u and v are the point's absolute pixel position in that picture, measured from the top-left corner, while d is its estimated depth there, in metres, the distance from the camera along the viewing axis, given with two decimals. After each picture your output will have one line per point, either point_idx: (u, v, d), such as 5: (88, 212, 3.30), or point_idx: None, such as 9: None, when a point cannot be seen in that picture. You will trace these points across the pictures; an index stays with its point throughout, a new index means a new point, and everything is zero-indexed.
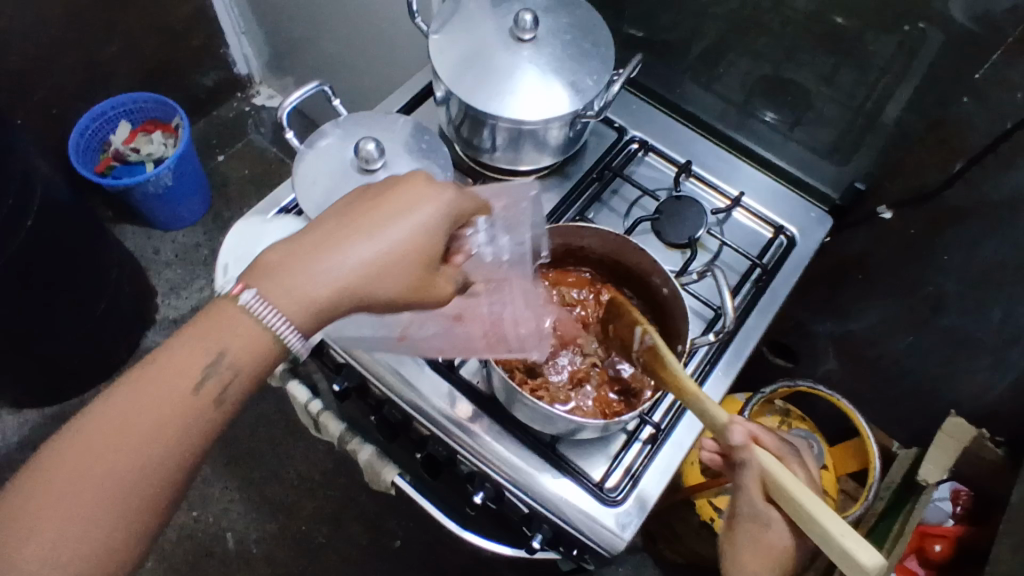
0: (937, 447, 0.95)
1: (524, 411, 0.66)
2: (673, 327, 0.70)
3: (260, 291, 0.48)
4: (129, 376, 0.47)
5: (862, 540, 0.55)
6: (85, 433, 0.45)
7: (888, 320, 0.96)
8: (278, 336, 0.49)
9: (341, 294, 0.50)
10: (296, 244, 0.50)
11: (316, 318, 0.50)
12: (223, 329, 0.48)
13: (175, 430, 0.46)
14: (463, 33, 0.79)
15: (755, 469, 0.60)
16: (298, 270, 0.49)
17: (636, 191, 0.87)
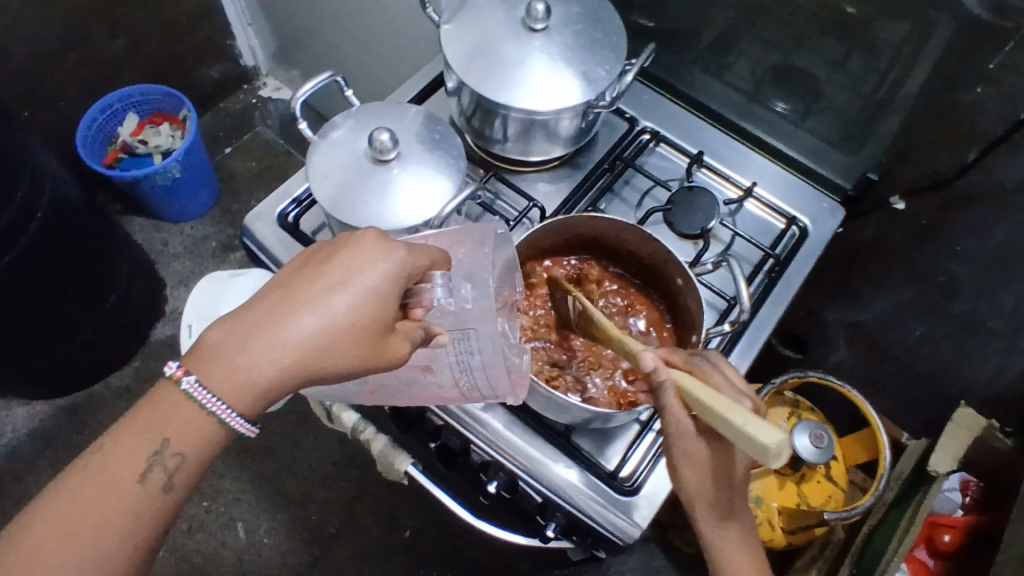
0: (949, 437, 0.95)
1: (540, 401, 0.66)
2: (688, 318, 0.70)
3: (199, 377, 0.47)
4: (80, 462, 0.47)
5: (762, 422, 0.53)
6: (31, 523, 0.45)
7: (900, 310, 0.96)
8: (221, 420, 0.48)
9: (278, 375, 0.48)
10: (234, 323, 0.48)
11: (262, 394, 0.49)
12: (166, 416, 0.48)
13: (121, 519, 0.47)
14: (474, 23, 0.79)
15: (671, 390, 0.60)
16: (238, 352, 0.48)
17: (647, 182, 0.87)
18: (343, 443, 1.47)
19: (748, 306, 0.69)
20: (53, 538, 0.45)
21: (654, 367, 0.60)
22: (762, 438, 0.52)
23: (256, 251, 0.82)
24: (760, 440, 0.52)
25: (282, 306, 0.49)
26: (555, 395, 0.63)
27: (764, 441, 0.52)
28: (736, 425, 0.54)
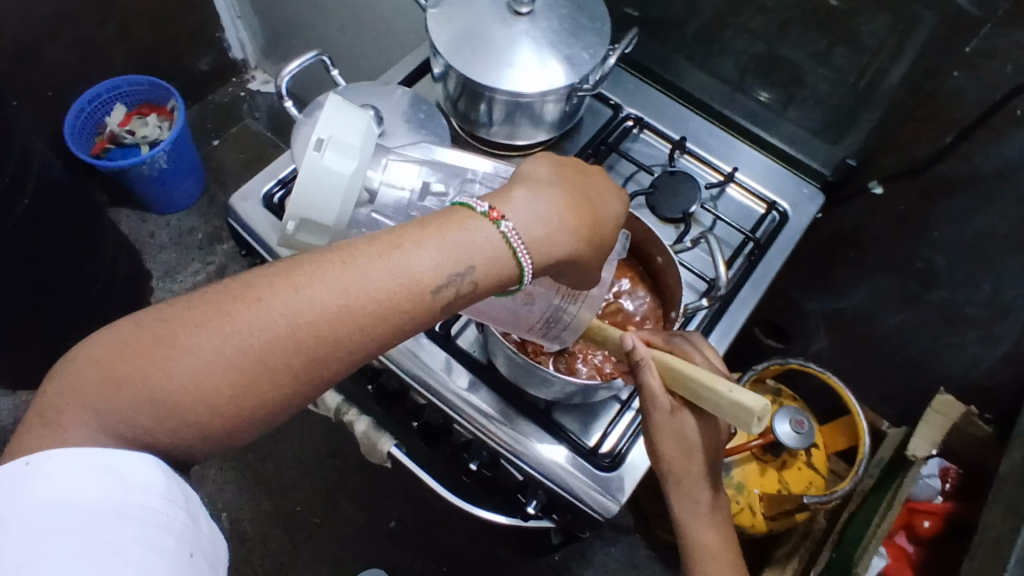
0: (926, 423, 0.97)
1: (522, 376, 0.68)
2: (668, 295, 0.71)
3: (516, 224, 0.50)
4: (374, 242, 0.48)
5: (744, 388, 0.52)
6: (309, 282, 0.46)
7: (879, 297, 0.98)
8: (515, 260, 0.50)
9: (564, 248, 0.53)
10: (527, 194, 0.52)
11: (546, 264, 0.53)
12: (466, 236, 0.49)
13: (381, 324, 0.47)
14: (460, 7, 0.80)
15: (651, 367, 0.60)
16: (523, 218, 0.51)
17: (631, 166, 0.88)
18: (327, 433, 1.47)
19: (726, 285, 0.70)
20: (317, 312, 0.45)
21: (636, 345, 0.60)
22: (744, 398, 0.51)
23: (241, 233, 0.82)
24: (740, 399, 0.51)
25: (561, 187, 0.54)
26: (536, 368, 0.65)
27: (747, 404, 0.51)
28: (721, 392, 0.53)
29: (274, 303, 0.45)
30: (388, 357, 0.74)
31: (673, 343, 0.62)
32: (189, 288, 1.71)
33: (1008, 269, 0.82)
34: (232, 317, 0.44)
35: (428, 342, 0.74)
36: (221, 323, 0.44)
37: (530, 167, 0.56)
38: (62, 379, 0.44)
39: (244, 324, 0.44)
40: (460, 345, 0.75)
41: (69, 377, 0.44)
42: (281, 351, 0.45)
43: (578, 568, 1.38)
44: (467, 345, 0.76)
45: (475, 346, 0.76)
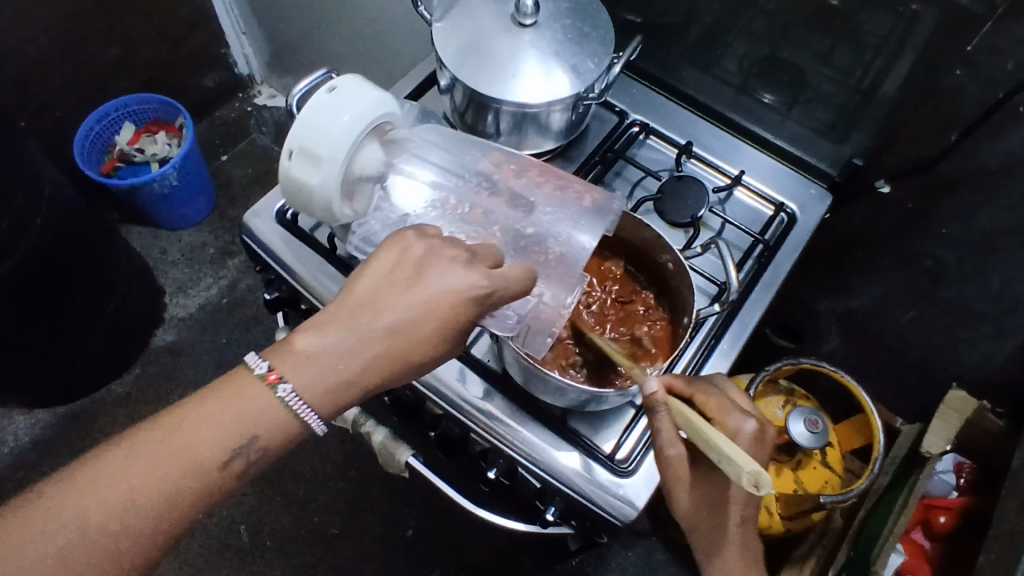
0: (940, 418, 0.97)
1: (536, 383, 0.69)
2: (679, 299, 0.71)
3: (293, 384, 0.55)
4: (151, 427, 0.55)
5: (740, 453, 0.55)
6: (96, 479, 0.52)
7: (889, 295, 0.98)
8: (297, 414, 0.56)
9: (373, 376, 0.57)
10: (319, 333, 0.56)
11: (334, 398, 0.57)
12: (245, 401, 0.56)
13: (173, 511, 0.54)
14: (465, 21, 0.81)
15: (665, 413, 0.63)
16: (312, 367, 0.56)
17: (638, 172, 0.89)
18: (344, 444, 1.48)
19: (737, 289, 0.70)
20: (103, 514, 0.52)
21: (654, 390, 0.63)
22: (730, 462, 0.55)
23: (256, 250, 0.84)
24: (728, 461, 0.55)
25: (378, 314, 0.56)
26: (550, 375, 0.65)
27: (734, 469, 0.55)
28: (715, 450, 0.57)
29: (62, 508, 0.51)
30: None
31: (694, 387, 0.65)
32: (202, 303, 1.72)
33: (1017, 265, 0.83)
34: (23, 524, 0.51)
35: None
36: (14, 532, 0.51)
37: (357, 282, 0.58)
38: None
39: (55, 526, 0.51)
40: (475, 354, 0.76)
41: None
42: (84, 567, 0.51)
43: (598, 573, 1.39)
44: (481, 354, 0.76)
45: (490, 356, 0.76)
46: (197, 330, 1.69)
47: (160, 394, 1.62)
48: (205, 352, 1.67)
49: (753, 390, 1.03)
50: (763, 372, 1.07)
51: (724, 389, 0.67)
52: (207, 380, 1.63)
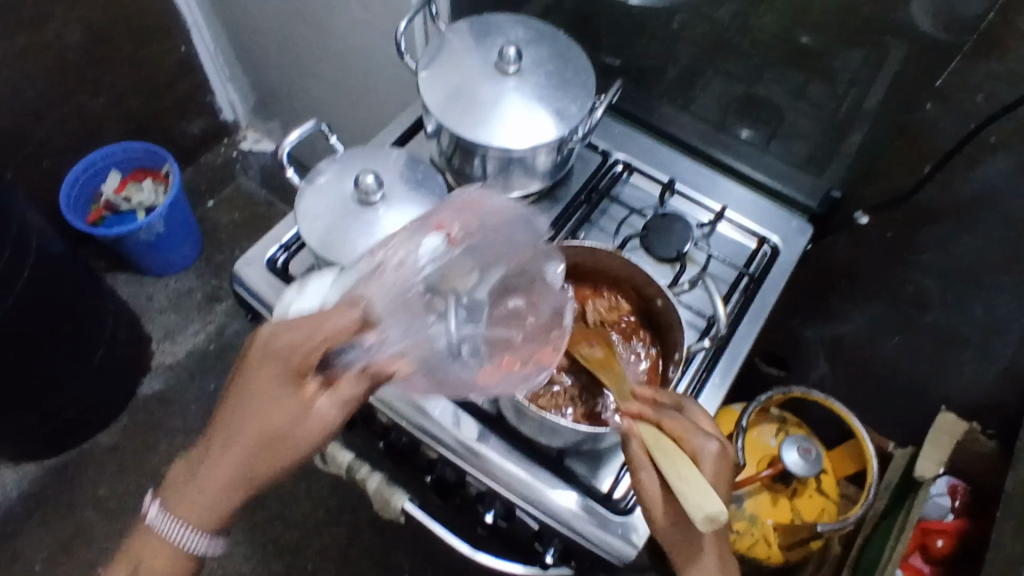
0: (931, 443, 0.97)
1: (532, 425, 0.69)
2: (670, 336, 0.72)
3: (162, 510, 0.65)
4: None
5: (707, 493, 0.57)
6: None
7: (873, 321, 1.00)
8: (182, 540, 0.65)
9: (229, 477, 0.62)
10: (184, 468, 0.65)
11: (212, 517, 0.64)
12: (146, 545, 0.66)
13: None
14: (450, 70, 0.83)
15: (637, 447, 0.62)
16: (184, 493, 0.64)
17: (623, 210, 0.90)
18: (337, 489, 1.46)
19: (726, 323, 0.72)
20: None
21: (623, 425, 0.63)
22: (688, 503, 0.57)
23: (247, 298, 0.84)
24: (688, 502, 0.57)
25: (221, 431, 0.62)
26: (547, 418, 0.66)
27: (690, 507, 0.57)
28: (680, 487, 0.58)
29: None
30: (398, 411, 0.75)
31: (661, 414, 0.64)
32: (189, 349, 1.71)
33: (998, 288, 0.85)
34: None
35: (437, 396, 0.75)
36: None
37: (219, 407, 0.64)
38: None
39: None
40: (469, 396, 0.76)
41: None
42: None
43: None
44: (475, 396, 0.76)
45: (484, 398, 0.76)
46: (185, 377, 1.68)
47: (148, 443, 1.59)
48: (193, 399, 1.65)
49: (746, 421, 1.03)
50: (755, 402, 1.08)
51: (695, 412, 0.66)
52: (196, 428, 1.61)
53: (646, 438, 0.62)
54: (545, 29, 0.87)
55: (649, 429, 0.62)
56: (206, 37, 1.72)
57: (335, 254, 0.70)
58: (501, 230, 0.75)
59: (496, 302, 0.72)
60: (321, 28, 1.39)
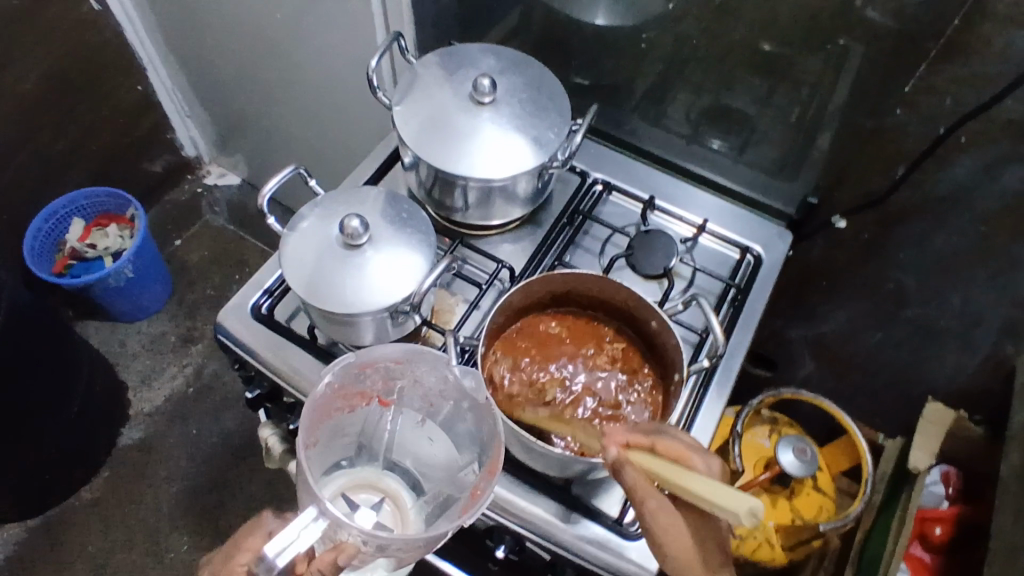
0: (921, 434, 1.00)
1: (537, 458, 0.67)
2: (668, 358, 0.71)
3: None
4: None
5: (734, 491, 0.54)
6: None
7: (856, 318, 1.02)
8: None
9: None
10: None
11: None
12: None
13: None
14: (425, 103, 0.82)
15: (637, 473, 0.58)
16: None
17: (605, 230, 0.90)
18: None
19: (723, 339, 0.71)
20: None
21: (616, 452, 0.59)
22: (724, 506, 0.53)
23: (232, 349, 0.81)
24: (721, 505, 0.53)
25: None
26: (552, 452, 0.64)
27: (729, 508, 0.53)
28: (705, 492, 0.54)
29: None
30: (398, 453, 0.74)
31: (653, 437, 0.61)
32: (168, 394, 1.67)
33: (974, 281, 0.87)
34: None
35: None
36: None
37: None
38: None
39: None
40: None
41: None
42: None
43: None
44: None
45: None
46: (165, 424, 1.63)
47: (133, 495, 1.55)
48: (176, 446, 1.61)
49: (741, 426, 1.04)
50: (747, 406, 1.09)
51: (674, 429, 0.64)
52: (180, 476, 1.57)
53: (647, 467, 0.58)
54: (516, 57, 0.87)
55: (646, 455, 0.59)
56: (163, 74, 1.69)
57: (326, 304, 0.68)
58: (411, 370, 0.70)
59: (451, 410, 0.71)
60: (282, 60, 1.36)
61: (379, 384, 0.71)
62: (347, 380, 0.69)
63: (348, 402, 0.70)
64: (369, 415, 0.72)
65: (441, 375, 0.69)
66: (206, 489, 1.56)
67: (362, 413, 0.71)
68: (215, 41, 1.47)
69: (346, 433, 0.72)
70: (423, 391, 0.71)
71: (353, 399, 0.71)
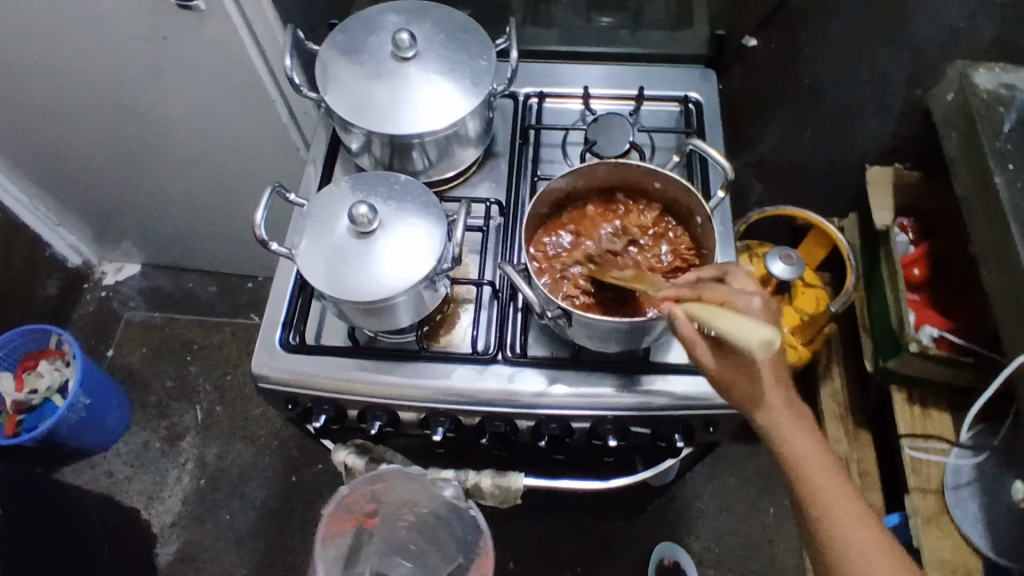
0: (875, 195, 1.15)
1: (619, 339, 0.71)
2: (681, 207, 0.77)
3: None
4: None
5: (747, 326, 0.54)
6: None
7: (785, 127, 1.11)
8: None
9: None
10: None
11: None
12: None
13: None
14: (353, 81, 0.82)
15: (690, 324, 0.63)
16: None
17: (558, 134, 0.94)
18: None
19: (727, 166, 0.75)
20: None
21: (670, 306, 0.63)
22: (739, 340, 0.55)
23: (278, 391, 0.80)
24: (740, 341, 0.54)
25: None
26: (638, 321, 0.68)
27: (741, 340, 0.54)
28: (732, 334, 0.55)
29: None
30: (485, 402, 0.77)
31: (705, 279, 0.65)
32: (182, 496, 1.60)
33: (876, 49, 0.96)
34: None
35: (513, 368, 0.77)
36: None
37: None
38: None
39: None
40: (537, 355, 0.79)
41: None
42: None
43: (684, 493, 1.46)
44: (541, 352, 0.79)
45: (550, 348, 0.79)
46: (193, 525, 1.57)
47: None
48: (217, 539, 1.55)
49: None
50: None
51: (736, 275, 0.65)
52: (237, 562, 1.53)
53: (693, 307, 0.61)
54: (416, 7, 0.87)
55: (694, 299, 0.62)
56: (14, 192, 1.55)
57: (366, 296, 0.68)
58: (390, 488, 0.86)
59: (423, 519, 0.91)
60: (144, 124, 1.28)
61: (364, 512, 0.89)
62: (342, 510, 0.87)
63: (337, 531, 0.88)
64: (357, 528, 0.91)
65: (422, 493, 0.87)
66: (268, 561, 1.52)
67: (350, 532, 0.90)
68: (59, 135, 1.36)
69: (340, 551, 0.91)
70: (404, 506, 0.90)
71: (346, 523, 0.89)
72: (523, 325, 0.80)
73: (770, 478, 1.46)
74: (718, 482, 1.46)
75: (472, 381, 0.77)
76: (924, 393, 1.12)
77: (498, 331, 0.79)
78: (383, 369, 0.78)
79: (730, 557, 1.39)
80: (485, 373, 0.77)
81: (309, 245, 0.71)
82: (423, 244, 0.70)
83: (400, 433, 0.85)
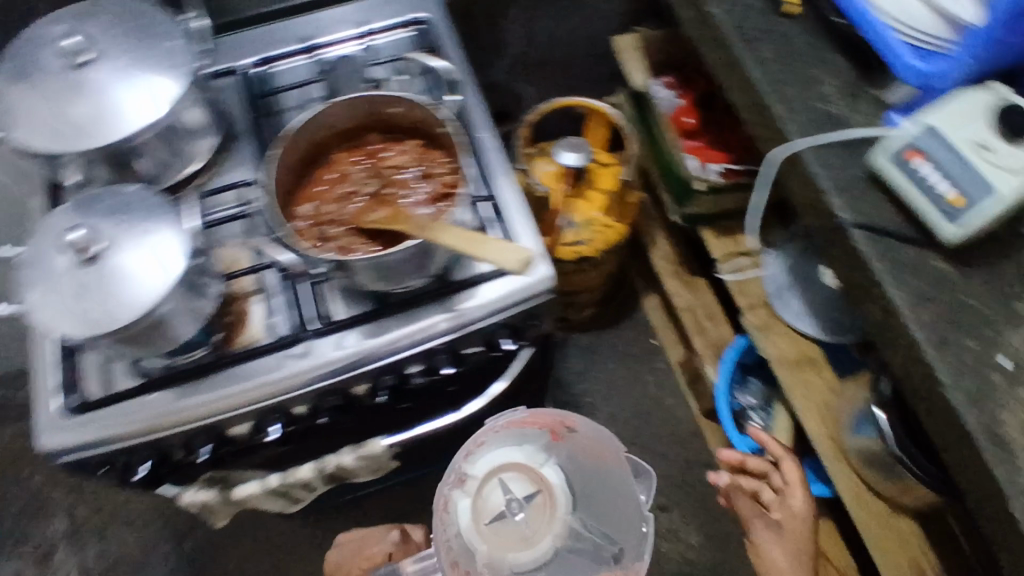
0: (628, 60, 1.21)
1: (402, 270, 0.69)
2: (426, 126, 0.75)
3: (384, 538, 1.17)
4: (348, 547, 1.18)
5: (506, 251, 0.73)
6: (350, 547, 1.18)
7: (526, 21, 1.13)
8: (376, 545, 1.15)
9: (374, 553, 1.13)
10: (348, 547, 1.17)
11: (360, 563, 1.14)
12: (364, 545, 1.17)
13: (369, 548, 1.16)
14: (32, 107, 0.72)
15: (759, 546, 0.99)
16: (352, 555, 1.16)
17: (296, 95, 0.88)
18: (340, 533, 1.47)
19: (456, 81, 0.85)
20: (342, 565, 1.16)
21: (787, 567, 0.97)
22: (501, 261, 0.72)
23: (84, 459, 0.72)
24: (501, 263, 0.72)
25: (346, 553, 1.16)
26: (413, 242, 0.67)
27: (504, 262, 0.72)
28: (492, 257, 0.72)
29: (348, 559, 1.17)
30: (308, 385, 0.73)
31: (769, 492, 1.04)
32: None
33: None
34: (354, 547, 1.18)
35: (323, 338, 0.74)
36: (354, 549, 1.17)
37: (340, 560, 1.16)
38: (346, 553, 1.17)
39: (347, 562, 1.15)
40: (344, 315, 0.76)
41: (341, 556, 1.17)
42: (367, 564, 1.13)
43: (571, 393, 1.52)
44: (348, 312, 0.77)
45: (355, 305, 0.77)
46: None
47: None
48: None
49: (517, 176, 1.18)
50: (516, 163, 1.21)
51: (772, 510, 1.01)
52: None
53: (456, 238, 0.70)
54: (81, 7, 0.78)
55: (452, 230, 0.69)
56: None
57: (116, 321, 0.61)
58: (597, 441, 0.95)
59: (576, 458, 0.93)
60: None
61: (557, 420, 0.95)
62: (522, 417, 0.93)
63: (532, 426, 0.93)
64: (545, 439, 0.93)
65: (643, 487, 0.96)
66: None
67: (534, 431, 0.93)
68: None
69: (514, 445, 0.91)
70: (590, 447, 0.94)
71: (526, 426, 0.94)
72: (320, 296, 0.76)
73: (639, 347, 1.55)
74: (596, 370, 1.54)
75: (284, 369, 0.72)
76: (726, 222, 1.22)
77: (297, 309, 0.75)
78: (188, 391, 0.72)
79: (628, 432, 1.47)
80: (296, 356, 0.73)
81: (36, 296, 0.63)
82: (152, 241, 0.65)
83: (246, 450, 0.80)
